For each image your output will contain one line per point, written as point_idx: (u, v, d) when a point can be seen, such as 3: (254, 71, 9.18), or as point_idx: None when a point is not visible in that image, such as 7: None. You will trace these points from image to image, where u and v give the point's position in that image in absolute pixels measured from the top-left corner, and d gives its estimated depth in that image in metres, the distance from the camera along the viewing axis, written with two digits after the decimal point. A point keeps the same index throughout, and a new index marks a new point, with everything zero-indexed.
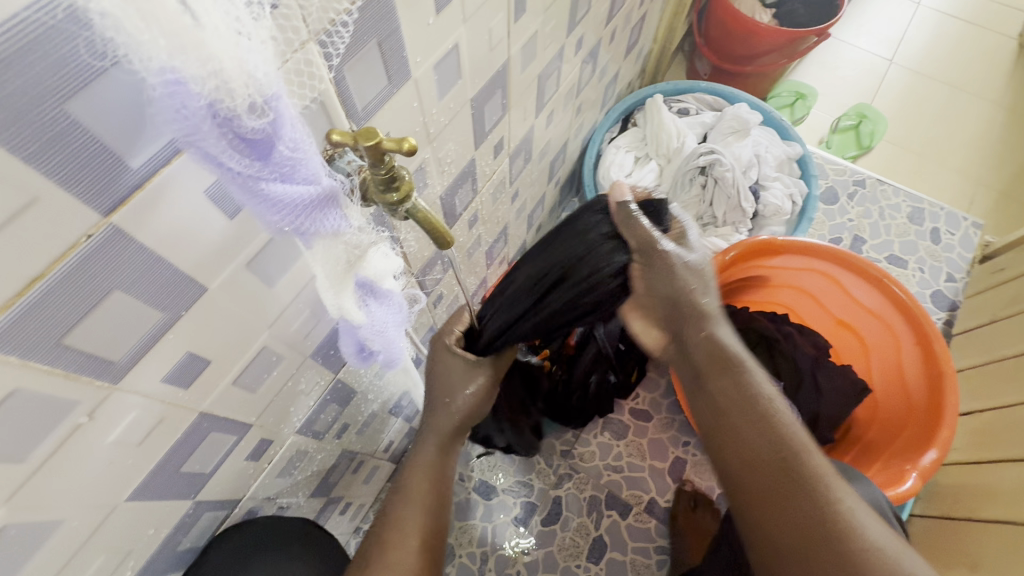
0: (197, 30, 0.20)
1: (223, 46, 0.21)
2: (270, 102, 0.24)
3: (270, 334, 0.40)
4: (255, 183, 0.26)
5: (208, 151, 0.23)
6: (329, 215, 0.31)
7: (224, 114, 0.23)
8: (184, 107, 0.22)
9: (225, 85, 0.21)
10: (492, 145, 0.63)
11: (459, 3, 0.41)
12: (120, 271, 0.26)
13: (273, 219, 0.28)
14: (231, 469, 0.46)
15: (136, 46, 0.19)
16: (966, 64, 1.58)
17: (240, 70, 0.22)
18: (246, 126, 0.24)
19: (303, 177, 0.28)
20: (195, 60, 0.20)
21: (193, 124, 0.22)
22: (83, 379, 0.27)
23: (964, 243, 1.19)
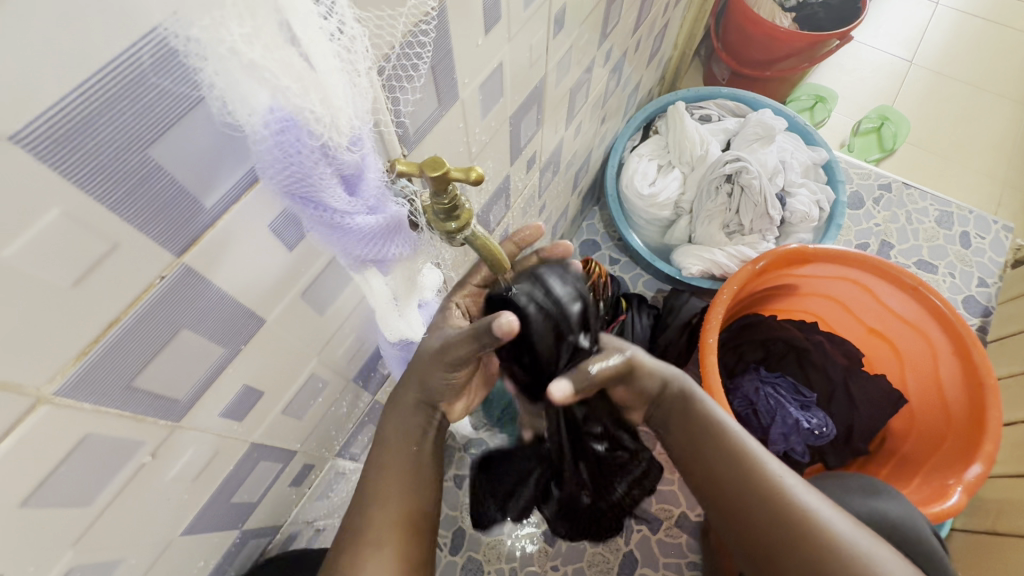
0: (312, 72, 0.21)
1: (333, 87, 0.22)
2: (362, 137, 0.25)
3: (319, 360, 0.40)
4: (345, 219, 0.26)
5: (311, 191, 0.24)
6: (395, 241, 0.29)
7: (329, 151, 0.23)
8: (298, 146, 0.22)
9: (333, 123, 0.23)
10: (525, 160, 0.63)
11: (507, 22, 0.40)
12: (189, 308, 0.25)
13: (352, 251, 0.28)
14: (276, 496, 0.46)
15: (249, 95, 0.20)
16: (988, 63, 1.55)
17: (342, 109, 0.23)
18: (345, 161, 0.24)
19: (384, 205, 0.28)
20: (316, 103, 0.22)
21: (303, 163, 0.23)
22: (148, 420, 0.27)
23: (995, 246, 1.17)
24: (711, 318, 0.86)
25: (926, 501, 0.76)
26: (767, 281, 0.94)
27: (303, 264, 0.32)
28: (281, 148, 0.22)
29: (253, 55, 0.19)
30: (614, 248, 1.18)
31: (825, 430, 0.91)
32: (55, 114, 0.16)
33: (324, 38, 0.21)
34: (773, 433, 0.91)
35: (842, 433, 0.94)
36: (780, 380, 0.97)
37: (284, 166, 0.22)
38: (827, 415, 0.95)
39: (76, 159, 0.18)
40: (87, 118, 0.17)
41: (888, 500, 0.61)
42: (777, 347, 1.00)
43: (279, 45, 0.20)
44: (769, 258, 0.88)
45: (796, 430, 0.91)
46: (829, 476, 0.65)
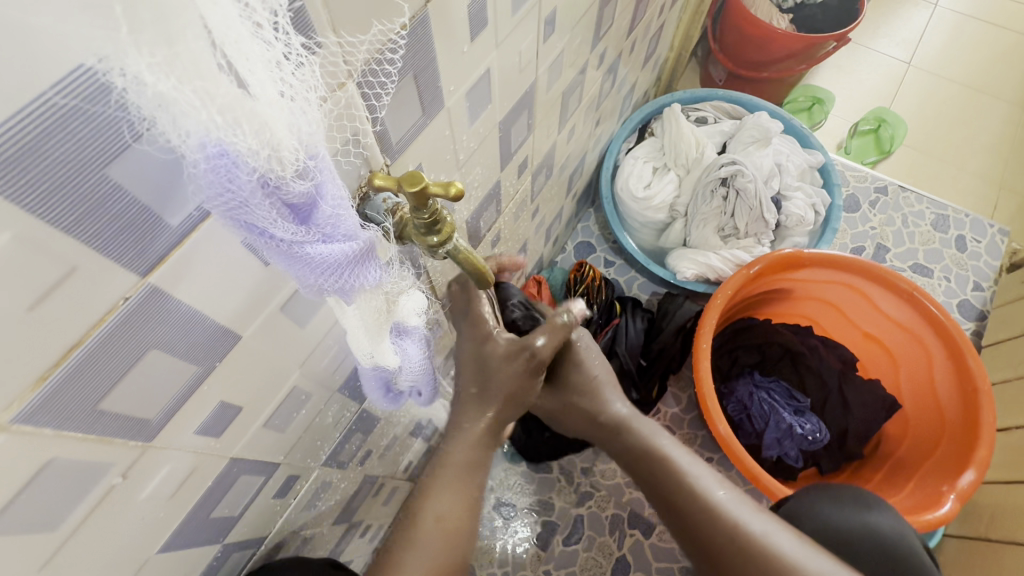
0: (248, 100, 0.19)
1: (274, 115, 0.20)
2: (316, 165, 0.24)
3: (301, 373, 0.39)
4: (297, 248, 0.24)
5: (253, 221, 0.22)
6: (369, 270, 0.29)
7: (270, 182, 0.22)
8: (232, 181, 0.20)
9: (276, 153, 0.21)
10: (517, 165, 0.62)
11: (493, 28, 0.39)
12: (158, 328, 0.25)
13: (312, 281, 0.26)
14: (260, 508, 0.45)
15: (178, 122, 0.18)
16: (986, 65, 1.54)
17: (290, 136, 0.21)
18: (292, 191, 0.23)
19: (343, 235, 0.26)
20: (250, 135, 0.20)
21: (240, 197, 0.21)
22: (117, 442, 0.26)
23: (991, 250, 1.16)
24: (705, 322, 0.85)
25: (921, 507, 0.76)
26: (761, 286, 0.94)
27: (280, 277, 0.31)
28: (215, 178, 0.20)
29: (164, 87, 0.17)
30: (608, 250, 1.18)
31: (819, 435, 0.91)
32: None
33: (262, 65, 0.20)
34: (767, 437, 0.92)
35: (836, 438, 0.94)
36: (774, 385, 0.96)
37: (221, 196, 0.21)
38: (821, 420, 0.95)
39: (24, 184, 0.17)
40: (34, 140, 0.16)
41: (879, 512, 0.60)
42: (773, 351, 1.00)
43: (206, 70, 0.18)
44: (763, 263, 0.87)
45: (790, 435, 0.91)
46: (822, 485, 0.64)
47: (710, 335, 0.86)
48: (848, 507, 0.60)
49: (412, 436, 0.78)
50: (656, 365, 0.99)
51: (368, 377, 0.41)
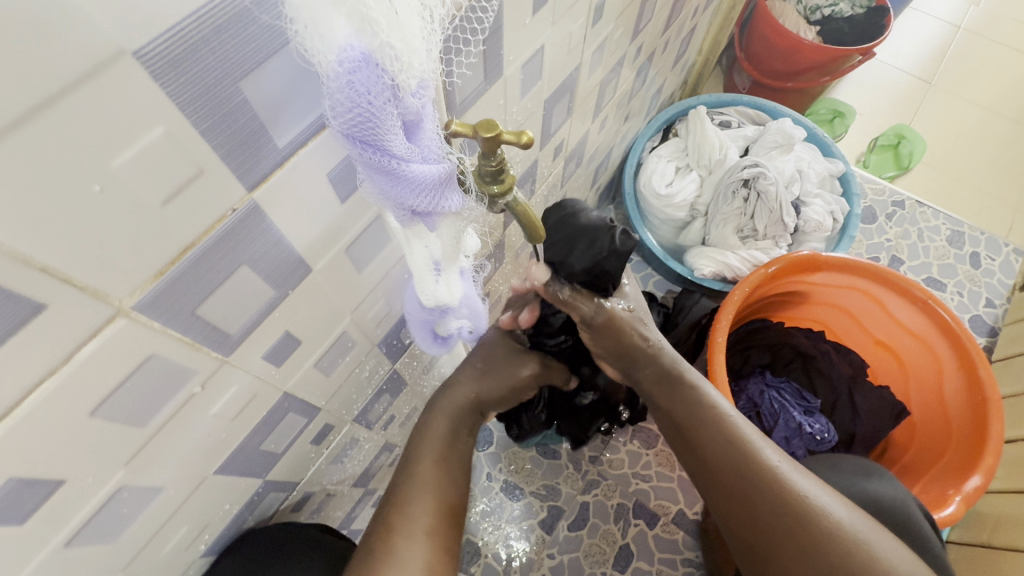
0: (394, 13, 0.21)
1: (413, 28, 0.22)
2: (428, 84, 0.25)
3: (351, 319, 0.41)
4: (403, 165, 0.26)
5: (373, 137, 0.24)
6: (454, 199, 0.30)
7: (397, 94, 0.23)
8: (367, 86, 0.22)
9: (407, 64, 0.22)
10: (553, 147, 0.64)
11: (552, 5, 0.42)
12: (252, 245, 0.27)
13: (404, 199, 0.28)
14: (298, 452, 0.47)
15: (329, 27, 0.20)
16: (1006, 89, 1.56)
17: (417, 55, 0.22)
18: (408, 105, 0.24)
19: (437, 159, 0.28)
20: (395, 43, 0.21)
21: (371, 103, 0.22)
22: (203, 350, 0.28)
23: (1004, 268, 1.17)
24: (721, 317, 0.87)
25: (926, 508, 0.78)
26: (778, 286, 0.95)
27: (351, 218, 0.33)
28: (356, 81, 0.22)
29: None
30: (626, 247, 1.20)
31: (827, 436, 0.92)
32: (174, 36, 0.18)
33: None
34: (775, 435, 0.92)
35: (843, 440, 0.96)
36: (784, 385, 0.98)
37: (354, 106, 0.22)
38: (829, 422, 0.96)
39: (180, 84, 0.19)
40: (195, 44, 0.19)
41: (880, 481, 0.64)
42: (784, 352, 1.02)
43: None
44: (781, 263, 0.89)
45: (799, 435, 0.91)
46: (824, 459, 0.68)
47: (725, 330, 0.88)
48: (852, 478, 0.64)
49: None
50: None
51: (419, 322, 0.44)
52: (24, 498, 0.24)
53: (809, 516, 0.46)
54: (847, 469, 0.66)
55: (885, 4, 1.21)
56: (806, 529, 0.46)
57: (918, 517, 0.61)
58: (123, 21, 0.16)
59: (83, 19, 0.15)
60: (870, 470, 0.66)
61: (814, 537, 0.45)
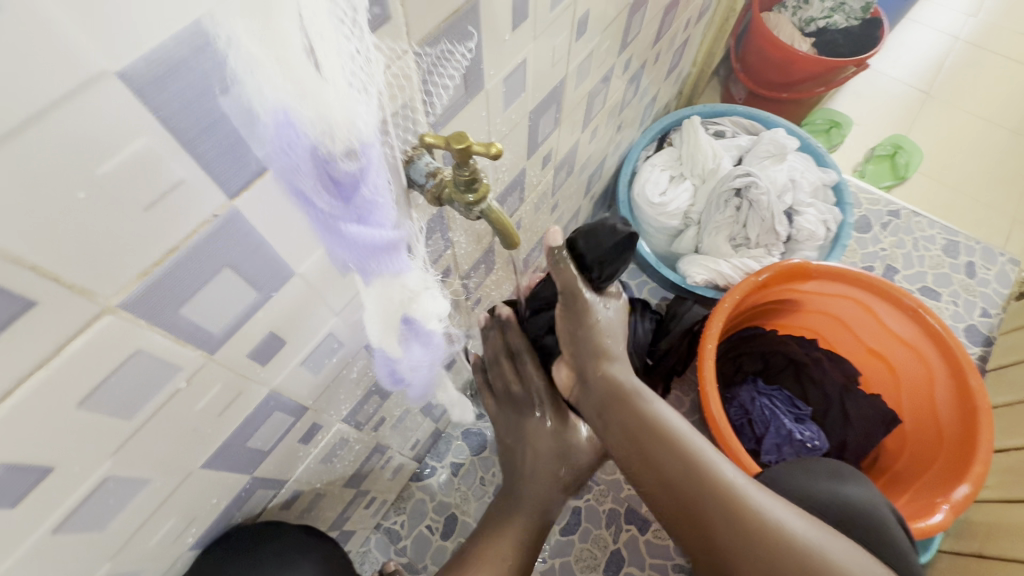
0: (317, 79, 0.25)
1: (333, 94, 0.26)
2: (366, 151, 0.29)
3: (337, 321, 0.43)
4: (334, 222, 0.32)
5: (301, 185, 0.29)
6: (391, 259, 0.37)
7: (323, 156, 0.28)
8: (290, 145, 0.26)
9: (330, 132, 0.27)
10: (541, 156, 0.66)
11: (532, 21, 0.44)
12: (234, 249, 0.29)
13: (343, 254, 0.35)
14: (285, 450, 0.49)
15: (263, 94, 0.24)
16: (1004, 99, 1.57)
17: (344, 120, 0.27)
18: (339, 169, 0.29)
19: (380, 221, 0.33)
20: (310, 106, 0.25)
21: (296, 162, 0.27)
22: (187, 347, 0.30)
23: (1000, 277, 1.18)
24: (711, 324, 0.88)
25: (913, 517, 0.78)
26: (769, 294, 0.96)
27: None
28: (279, 143, 0.26)
29: (267, 62, 0.23)
30: None
31: (817, 443, 0.92)
32: (156, 57, 0.20)
33: (332, 47, 0.25)
34: (766, 442, 0.93)
35: (835, 448, 0.96)
36: (776, 393, 0.99)
37: (282, 162, 0.27)
38: (820, 429, 0.96)
39: (163, 100, 0.21)
40: (176, 64, 0.21)
41: (855, 485, 0.64)
42: (777, 360, 1.02)
43: (289, 46, 0.23)
44: (771, 272, 0.90)
45: (790, 441, 0.92)
46: (799, 463, 0.68)
47: (716, 337, 0.89)
48: (824, 479, 0.65)
49: (423, 413, 0.81)
50: (661, 364, 1.01)
51: (379, 359, 0.48)
52: (14, 483, 0.25)
53: (762, 530, 0.47)
54: (821, 471, 0.66)
55: (879, 16, 1.22)
56: (761, 543, 0.47)
57: (898, 524, 0.62)
58: (105, 42, 0.18)
59: (69, 42, 0.17)
60: (842, 472, 0.66)
61: (770, 551, 0.47)
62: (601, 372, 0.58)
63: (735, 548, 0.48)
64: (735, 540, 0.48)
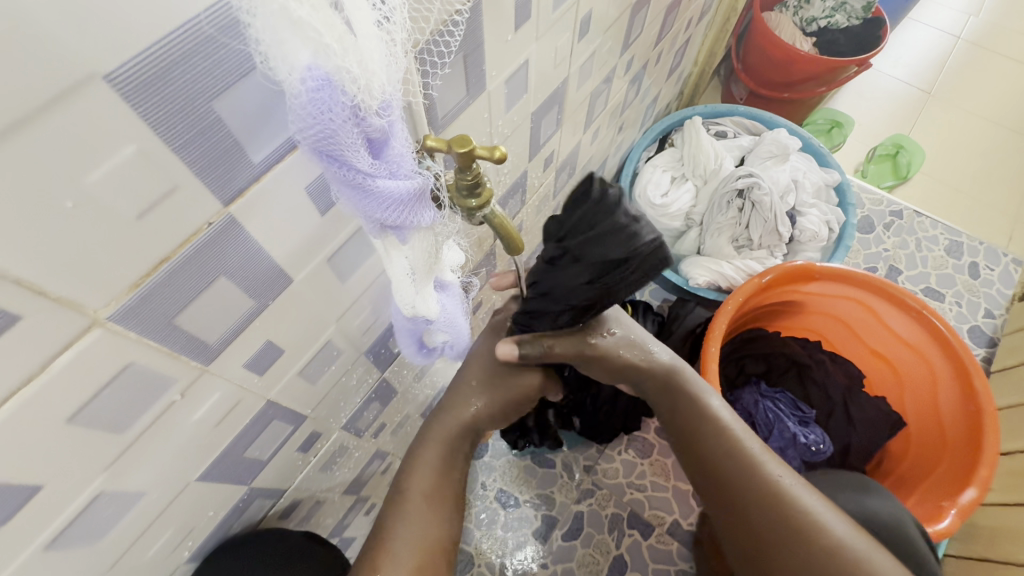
0: (352, 37, 0.22)
1: (371, 49, 0.23)
2: (392, 104, 0.26)
3: (336, 328, 0.42)
4: (370, 182, 0.27)
5: (338, 152, 0.25)
6: (424, 212, 0.31)
7: (359, 112, 0.24)
8: (329, 105, 0.23)
9: (368, 85, 0.23)
10: (543, 158, 0.65)
11: (535, 22, 0.43)
12: (229, 258, 0.28)
13: (376, 215, 0.29)
14: (284, 459, 0.48)
15: (292, 51, 0.21)
16: (1005, 98, 1.56)
17: (377, 71, 0.24)
18: (373, 124, 0.25)
19: (405, 173, 0.29)
20: (354, 65, 0.22)
21: (334, 123, 0.23)
22: (182, 358, 0.29)
23: (1004, 278, 1.17)
24: (714, 327, 0.87)
25: (920, 522, 0.77)
26: (772, 297, 0.95)
27: (333, 229, 0.34)
28: (316, 105, 0.22)
29: (298, 13, 0.20)
30: None
31: (822, 446, 0.91)
32: (145, 60, 0.19)
33: (362, 3, 0.22)
34: (770, 446, 0.92)
35: (839, 452, 0.94)
36: (780, 395, 0.98)
37: (317, 124, 0.23)
38: (825, 432, 0.95)
39: (153, 104, 0.20)
40: (166, 67, 0.20)
41: (875, 497, 0.64)
42: (780, 362, 1.02)
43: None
44: (775, 273, 0.89)
45: (793, 445, 0.92)
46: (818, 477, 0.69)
47: (719, 340, 0.88)
48: (851, 493, 0.65)
49: (423, 418, 0.80)
50: None
51: (404, 330, 0.44)
52: (3, 501, 0.24)
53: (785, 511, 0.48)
54: (845, 487, 0.67)
55: (881, 15, 1.22)
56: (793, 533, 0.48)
57: (915, 535, 0.60)
58: (91, 42, 0.17)
59: (57, 48, 0.16)
60: (867, 486, 0.67)
61: (803, 541, 0.47)
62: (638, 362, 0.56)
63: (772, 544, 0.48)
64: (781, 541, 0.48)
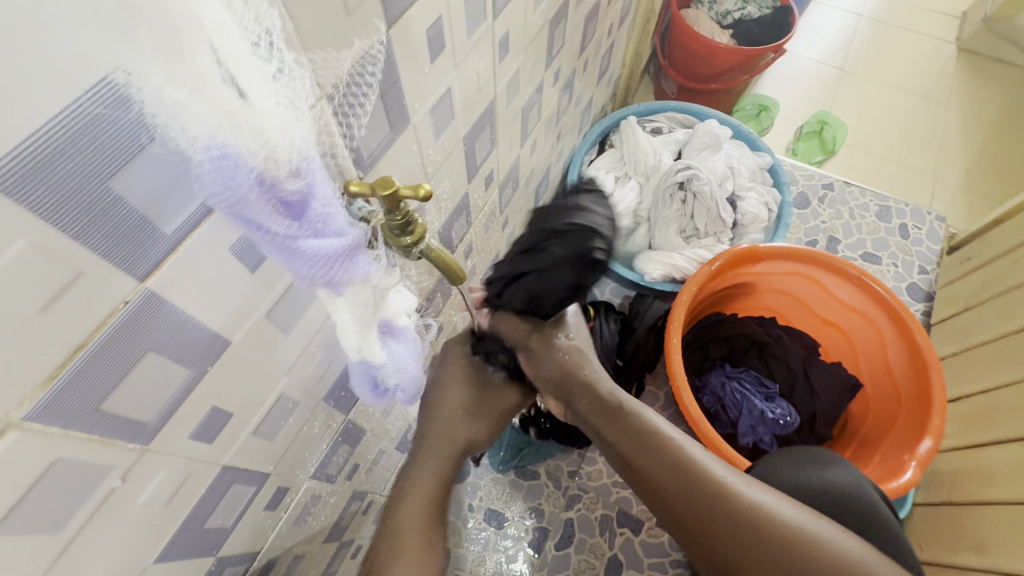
0: (246, 109, 0.22)
1: (269, 121, 0.23)
2: (311, 163, 0.26)
3: (287, 380, 0.41)
4: (292, 243, 0.27)
5: (250, 217, 0.25)
6: (356, 262, 0.32)
7: (267, 181, 0.24)
8: (232, 179, 0.23)
9: (271, 156, 0.23)
10: (483, 177, 0.66)
11: (451, 51, 0.43)
12: (155, 332, 0.27)
13: (304, 273, 0.29)
14: (251, 521, 0.46)
15: (188, 126, 0.21)
16: (910, 68, 1.68)
17: (284, 141, 0.24)
18: (287, 189, 0.25)
19: (333, 230, 0.29)
20: (250, 137, 0.22)
21: (240, 195, 0.23)
22: (118, 443, 0.27)
23: (931, 236, 1.25)
24: (673, 319, 0.89)
25: (886, 476, 0.81)
26: (725, 281, 0.99)
27: (265, 285, 0.33)
28: (219, 176, 0.22)
29: (177, 95, 0.20)
30: None
31: (789, 418, 0.95)
32: (24, 150, 0.18)
33: (257, 77, 0.22)
34: (741, 426, 0.95)
35: (806, 420, 0.98)
36: (744, 374, 1.01)
37: (223, 191, 0.23)
38: (790, 404, 0.99)
39: (39, 195, 0.19)
40: (50, 155, 0.19)
41: (836, 468, 0.67)
42: (740, 343, 1.05)
43: (208, 82, 0.20)
44: (723, 259, 0.92)
45: (763, 421, 0.94)
46: (784, 451, 0.70)
47: (679, 330, 0.90)
48: (806, 467, 0.67)
49: (399, 451, 0.79)
50: (632, 364, 1.02)
51: (357, 371, 0.44)
52: None
53: (748, 511, 0.52)
54: (805, 459, 0.68)
55: (788, 3, 1.29)
56: (762, 535, 0.50)
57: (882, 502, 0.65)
58: None
59: None
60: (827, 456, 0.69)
61: (769, 539, 0.50)
62: (585, 395, 0.62)
63: (741, 548, 0.51)
64: (740, 537, 0.51)
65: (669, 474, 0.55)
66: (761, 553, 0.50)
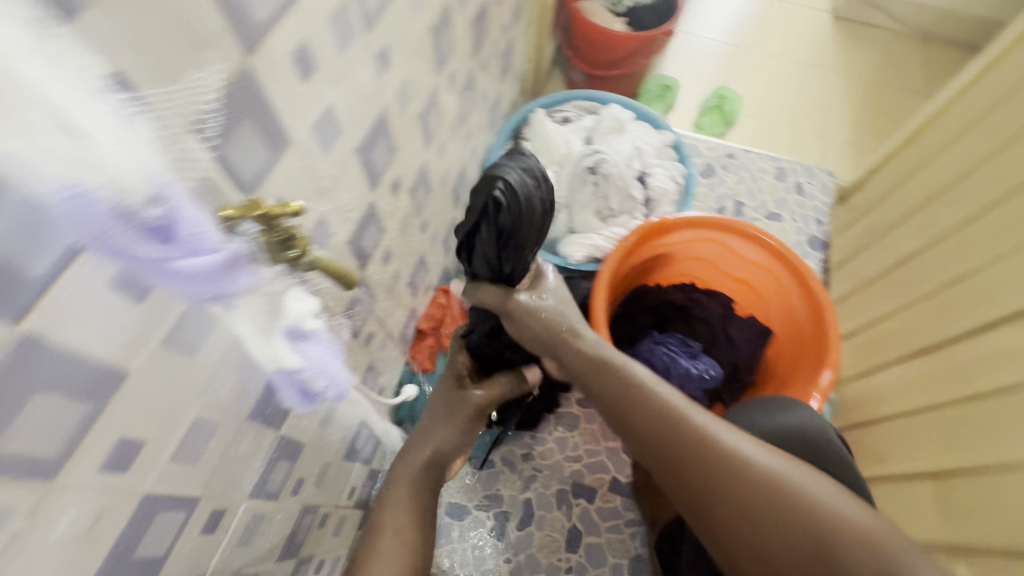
0: (89, 148, 0.26)
1: (111, 156, 0.27)
2: (168, 188, 0.31)
3: (201, 404, 0.42)
4: (166, 263, 0.32)
5: (119, 246, 0.29)
6: (237, 274, 0.38)
7: (127, 213, 0.29)
8: (88, 213, 0.27)
9: (123, 188, 0.28)
10: (388, 184, 0.68)
11: (323, 68, 0.45)
12: (40, 374, 0.28)
13: (184, 289, 0.35)
14: (188, 547, 0.47)
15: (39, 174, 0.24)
16: (794, 38, 1.82)
17: (132, 175, 0.29)
18: (148, 216, 0.30)
19: (208, 247, 0.35)
20: (95, 173, 0.27)
21: (102, 227, 0.28)
22: (16, 484, 0.28)
23: (823, 190, 1.37)
24: (597, 296, 0.94)
25: None
26: (643, 255, 1.05)
27: (155, 313, 0.34)
28: (76, 212, 0.26)
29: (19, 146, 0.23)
30: None
31: (712, 372, 1.03)
32: None
33: (102, 121, 0.27)
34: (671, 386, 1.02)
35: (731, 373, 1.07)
36: (671, 338, 1.08)
37: (84, 226, 0.27)
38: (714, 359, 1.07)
39: None
40: None
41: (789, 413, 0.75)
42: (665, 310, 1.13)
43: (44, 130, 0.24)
44: (636, 234, 0.98)
45: (690, 378, 1.02)
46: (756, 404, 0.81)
47: (603, 306, 0.95)
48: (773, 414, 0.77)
49: (347, 460, 0.81)
50: None
51: (283, 385, 0.52)
52: None
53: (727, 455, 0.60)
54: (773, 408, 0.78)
55: None
56: (739, 474, 0.59)
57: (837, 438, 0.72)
58: None
59: None
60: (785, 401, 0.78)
61: (745, 477, 0.59)
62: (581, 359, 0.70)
63: (721, 487, 0.60)
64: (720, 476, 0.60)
65: (661, 427, 0.64)
66: (739, 490, 0.59)
